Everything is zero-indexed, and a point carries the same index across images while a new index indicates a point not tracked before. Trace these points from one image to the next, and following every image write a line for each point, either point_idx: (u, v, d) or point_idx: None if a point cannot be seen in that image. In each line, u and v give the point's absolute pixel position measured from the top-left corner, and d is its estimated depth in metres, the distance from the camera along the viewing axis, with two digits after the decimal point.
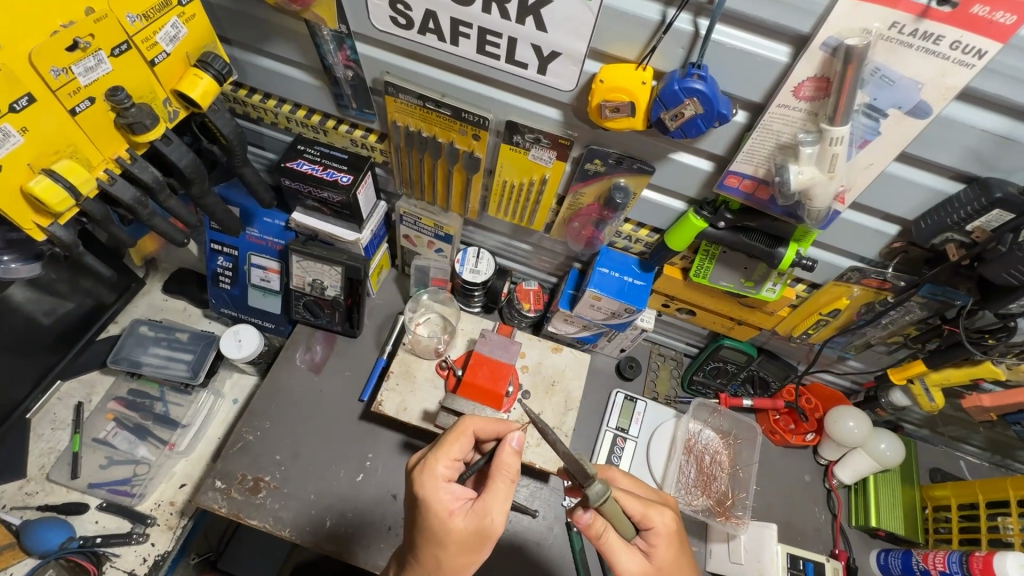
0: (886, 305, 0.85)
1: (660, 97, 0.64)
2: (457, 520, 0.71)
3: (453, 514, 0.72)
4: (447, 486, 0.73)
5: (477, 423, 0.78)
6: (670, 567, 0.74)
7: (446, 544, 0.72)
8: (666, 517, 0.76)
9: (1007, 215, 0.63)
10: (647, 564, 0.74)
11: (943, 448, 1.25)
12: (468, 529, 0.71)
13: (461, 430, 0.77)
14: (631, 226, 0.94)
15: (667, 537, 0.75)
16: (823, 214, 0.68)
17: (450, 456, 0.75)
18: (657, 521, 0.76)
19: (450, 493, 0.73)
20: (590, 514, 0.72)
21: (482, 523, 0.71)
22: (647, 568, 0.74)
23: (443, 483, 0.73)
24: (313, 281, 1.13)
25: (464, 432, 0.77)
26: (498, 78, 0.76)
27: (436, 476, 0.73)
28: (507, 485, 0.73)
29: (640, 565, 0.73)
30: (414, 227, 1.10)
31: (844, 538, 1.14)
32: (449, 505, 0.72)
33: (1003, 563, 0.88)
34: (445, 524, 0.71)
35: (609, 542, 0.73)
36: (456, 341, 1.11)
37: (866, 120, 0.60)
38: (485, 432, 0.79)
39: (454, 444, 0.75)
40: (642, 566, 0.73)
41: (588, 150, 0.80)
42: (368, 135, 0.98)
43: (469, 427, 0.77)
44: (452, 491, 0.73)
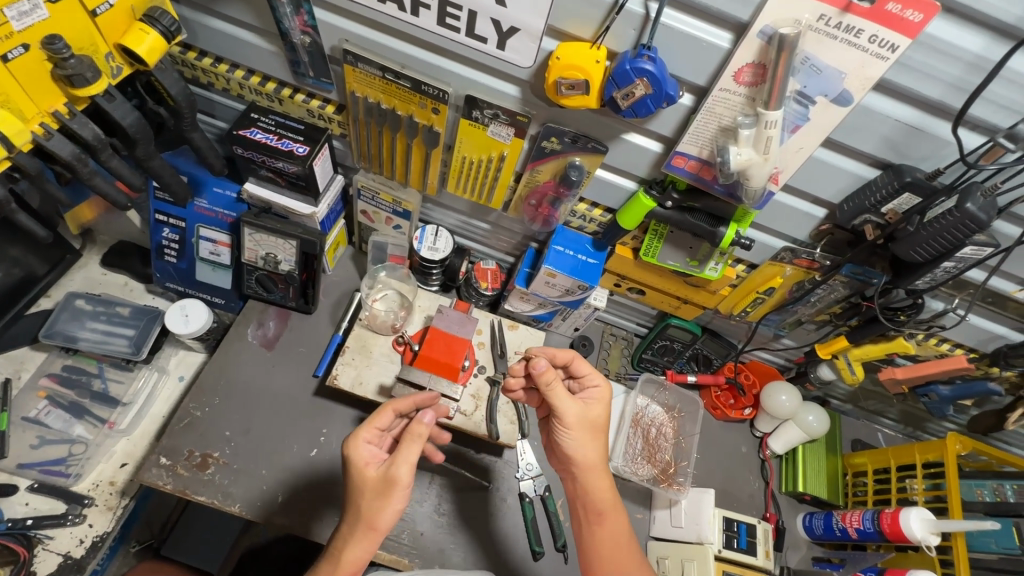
0: (814, 283, 0.92)
1: (613, 76, 0.67)
2: (372, 469, 0.78)
3: (368, 463, 0.79)
4: (366, 444, 0.80)
5: (399, 401, 0.86)
6: (591, 415, 0.88)
7: (361, 493, 0.77)
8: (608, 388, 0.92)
9: (914, 199, 0.69)
10: (590, 411, 0.89)
11: (863, 421, 1.36)
12: (380, 476, 0.76)
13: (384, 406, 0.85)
14: (585, 206, 0.98)
15: (602, 403, 0.91)
16: (759, 194, 0.74)
17: (372, 425, 0.82)
18: (598, 391, 0.91)
19: (369, 449, 0.80)
20: (545, 365, 0.83)
21: (393, 474, 0.76)
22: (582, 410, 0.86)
23: (362, 443, 0.80)
24: (267, 256, 1.11)
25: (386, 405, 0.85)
26: (458, 52, 0.77)
27: (356, 438, 0.81)
28: (414, 440, 0.76)
29: (576, 409, 0.86)
30: (372, 202, 1.10)
31: (775, 502, 1.24)
32: (366, 458, 0.79)
33: (908, 519, 0.98)
34: (360, 471, 0.78)
35: (556, 387, 0.85)
36: (413, 317, 1.12)
37: (797, 106, 0.65)
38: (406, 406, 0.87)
39: (378, 416, 0.83)
40: (576, 408, 0.86)
41: (545, 128, 0.83)
42: (326, 106, 0.97)
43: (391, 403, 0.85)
44: (373, 450, 0.81)
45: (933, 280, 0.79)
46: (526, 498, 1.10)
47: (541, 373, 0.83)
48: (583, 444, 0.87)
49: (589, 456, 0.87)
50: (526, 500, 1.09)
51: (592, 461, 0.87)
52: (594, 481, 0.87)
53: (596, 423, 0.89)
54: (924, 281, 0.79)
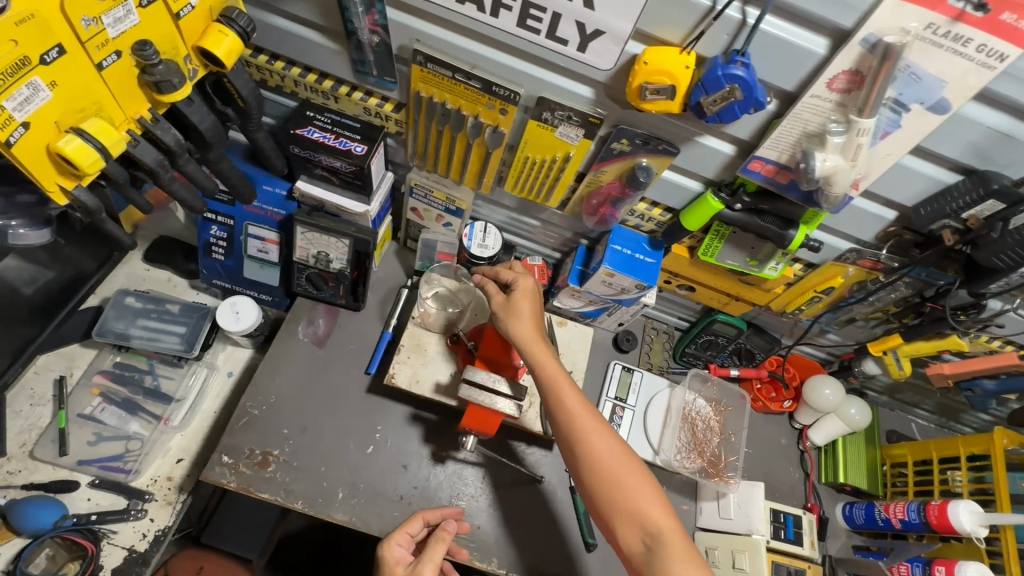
0: (877, 284, 0.92)
1: (703, 81, 0.66)
2: (401, 567, 0.89)
3: (398, 561, 0.90)
4: (397, 544, 0.91)
5: (430, 513, 0.97)
6: (515, 303, 0.95)
7: None
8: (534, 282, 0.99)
9: (999, 206, 0.70)
10: (510, 300, 0.96)
11: (899, 412, 1.39)
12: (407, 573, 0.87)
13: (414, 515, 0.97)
14: (644, 205, 0.97)
15: (529, 292, 0.97)
16: (839, 200, 0.74)
17: (401, 536, 0.93)
18: (526, 283, 0.98)
19: (398, 548, 0.91)
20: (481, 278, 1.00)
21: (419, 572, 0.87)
22: (502, 302, 0.96)
23: (394, 543, 0.92)
24: (318, 254, 1.10)
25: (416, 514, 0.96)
26: (533, 54, 0.76)
27: (390, 540, 0.92)
28: (440, 544, 0.89)
29: (499, 303, 0.96)
30: (424, 200, 1.09)
31: (815, 492, 1.27)
32: (397, 557, 0.90)
33: (958, 512, 1.00)
34: (391, 567, 0.89)
35: (489, 289, 0.98)
36: (467, 315, 1.13)
37: (890, 113, 0.65)
38: (432, 515, 0.97)
39: (409, 524, 0.94)
40: (500, 303, 0.96)
41: (617, 130, 0.82)
42: (384, 104, 0.95)
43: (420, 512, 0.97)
44: (403, 546, 0.92)
45: (1007, 286, 0.78)
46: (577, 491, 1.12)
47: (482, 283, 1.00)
48: (518, 325, 0.92)
49: (525, 335, 0.92)
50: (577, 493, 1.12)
51: (529, 341, 0.91)
52: (539, 358, 0.90)
53: (520, 308, 0.95)
54: (996, 287, 0.79)
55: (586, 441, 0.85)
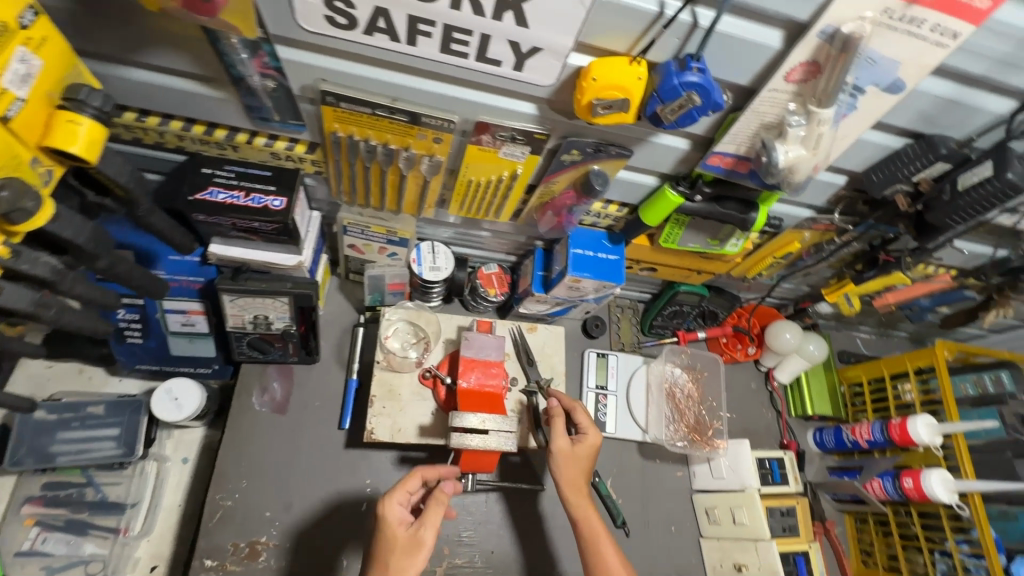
0: (833, 244, 0.94)
1: (658, 91, 0.61)
2: (402, 529, 0.81)
3: (401, 523, 0.82)
4: (401, 504, 0.83)
5: (428, 469, 0.89)
6: (578, 456, 0.99)
7: (391, 554, 0.80)
8: (597, 437, 1.01)
9: (947, 167, 0.71)
10: (569, 447, 0.98)
11: (846, 333, 1.50)
12: (410, 540, 0.81)
13: (413, 471, 0.87)
14: (600, 205, 0.92)
15: (590, 448, 1.00)
16: (801, 184, 0.72)
17: (401, 495, 0.84)
18: (589, 436, 1.01)
19: (400, 509, 0.83)
20: (553, 400, 0.99)
21: (422, 538, 0.81)
22: (566, 447, 0.97)
23: (395, 503, 0.83)
24: (255, 318, 0.98)
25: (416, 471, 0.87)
26: (463, 77, 0.66)
27: (390, 498, 0.83)
28: (440, 507, 0.84)
29: (566, 447, 0.97)
30: (361, 236, 0.99)
31: (789, 427, 1.35)
32: (399, 518, 0.82)
33: (917, 426, 1.10)
34: (392, 533, 0.81)
35: (556, 422, 0.98)
36: (435, 346, 1.06)
37: (848, 98, 0.62)
38: (431, 475, 0.89)
39: (409, 481, 0.85)
40: (563, 447, 0.97)
41: (566, 142, 0.75)
42: (294, 145, 0.82)
43: (419, 469, 0.87)
44: (403, 506, 0.83)
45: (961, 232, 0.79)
46: None
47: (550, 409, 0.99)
48: (564, 470, 0.97)
49: (569, 486, 0.97)
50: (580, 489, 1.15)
51: (574, 495, 0.97)
52: (578, 507, 0.97)
53: (580, 465, 0.98)
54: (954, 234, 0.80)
55: (609, 566, 0.93)
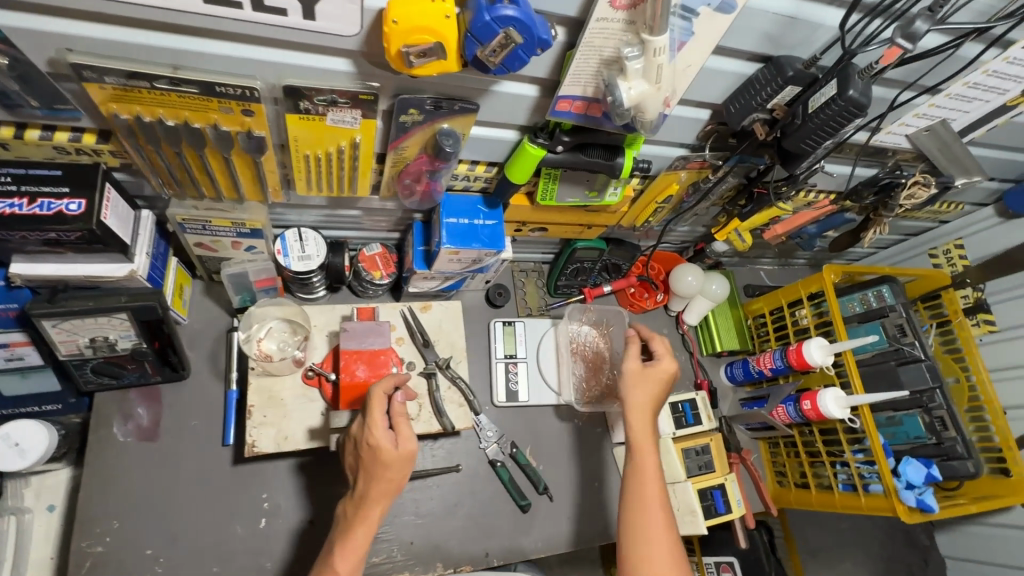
0: (708, 182, 0.92)
1: (471, 31, 0.53)
2: (394, 452, 0.79)
3: (388, 445, 0.79)
4: (383, 427, 0.79)
5: (384, 384, 0.83)
6: (645, 378, 0.99)
7: (386, 473, 0.79)
8: (671, 363, 1.01)
9: (796, 89, 0.68)
10: (640, 368, 1.00)
11: (749, 268, 1.53)
12: (402, 455, 0.80)
13: (374, 393, 0.81)
14: (466, 166, 0.85)
15: (665, 372, 1.00)
16: (655, 123, 0.67)
17: (380, 417, 0.80)
18: (663, 361, 1.01)
19: (384, 432, 0.79)
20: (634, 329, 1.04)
21: (407, 451, 0.81)
22: (638, 367, 1.00)
23: (378, 428, 0.79)
24: (92, 341, 0.85)
25: (379, 392, 0.81)
26: (251, 34, 0.56)
27: (373, 424, 0.79)
28: (408, 415, 0.83)
29: (637, 369, 1.00)
30: (204, 232, 0.86)
31: (702, 367, 1.37)
32: (386, 440, 0.79)
33: (811, 350, 1.15)
34: (385, 456, 0.79)
35: (656, 343, 1.03)
36: (315, 342, 0.97)
37: (680, 21, 0.57)
38: (387, 386, 0.84)
39: (380, 401, 0.81)
40: (636, 367, 1.00)
41: (399, 101, 0.67)
42: (80, 136, 0.69)
43: (379, 388, 0.82)
44: (384, 428, 0.80)
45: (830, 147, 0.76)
46: (498, 463, 1.12)
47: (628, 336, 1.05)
48: (637, 392, 0.97)
49: (637, 412, 0.96)
50: (498, 465, 1.12)
51: (638, 425, 0.95)
52: (641, 436, 0.94)
53: (649, 386, 0.99)
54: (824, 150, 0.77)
55: (649, 506, 0.87)
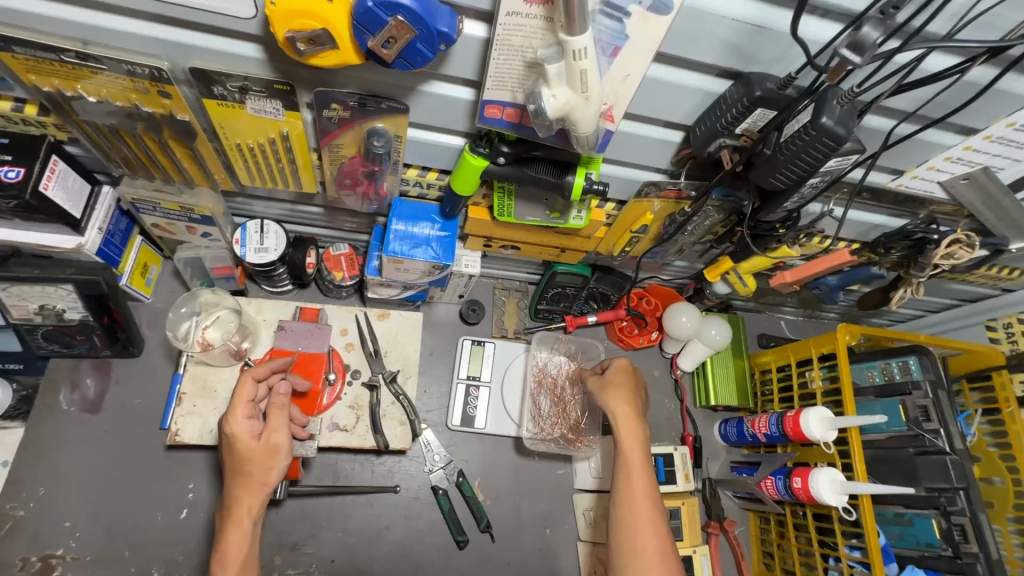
0: (686, 215, 0.81)
1: (357, 18, 0.48)
2: (257, 443, 0.69)
3: (250, 437, 0.69)
4: (243, 416, 0.70)
5: (257, 367, 0.75)
6: (605, 381, 0.95)
7: (249, 468, 0.69)
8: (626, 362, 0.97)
9: (768, 113, 0.57)
10: (600, 379, 0.96)
11: (767, 315, 1.36)
12: (268, 446, 0.70)
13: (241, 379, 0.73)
14: (416, 171, 0.80)
15: (623, 368, 0.96)
16: (593, 139, 0.59)
17: (244, 405, 0.71)
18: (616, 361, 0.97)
19: (247, 421, 0.70)
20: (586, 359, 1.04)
21: (277, 441, 0.71)
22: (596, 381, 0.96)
23: (239, 418, 0.70)
24: (42, 308, 0.87)
25: (246, 376, 0.73)
26: (152, 12, 0.54)
27: (232, 413, 0.70)
28: (287, 406, 0.73)
29: (596, 381, 0.96)
30: (158, 213, 0.87)
31: (691, 419, 1.23)
32: (247, 431, 0.70)
33: (808, 422, 0.98)
34: (246, 450, 0.69)
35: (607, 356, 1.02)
36: (260, 337, 0.94)
37: (608, 21, 0.49)
38: (263, 371, 0.76)
39: (244, 388, 0.72)
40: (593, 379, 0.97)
41: (318, 95, 0.62)
42: (23, 107, 0.70)
43: (249, 372, 0.74)
44: (248, 417, 0.71)
45: (822, 184, 0.65)
46: (440, 491, 1.04)
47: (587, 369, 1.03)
48: (614, 400, 0.91)
49: (621, 413, 0.89)
50: (440, 493, 1.04)
51: (625, 421, 0.88)
52: (628, 436, 0.86)
53: (619, 387, 0.93)
54: (815, 186, 0.65)
55: (635, 505, 0.80)
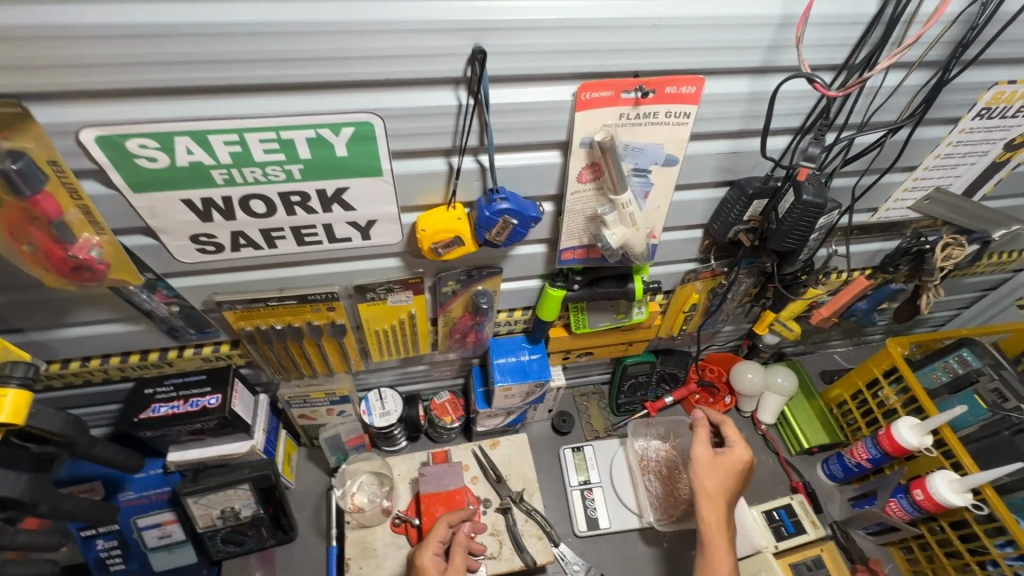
0: (724, 286, 1.00)
1: (479, 223, 0.71)
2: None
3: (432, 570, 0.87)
4: (430, 555, 0.89)
5: (452, 516, 0.95)
6: (710, 464, 0.96)
7: None
8: (745, 453, 0.97)
9: (762, 202, 0.79)
10: (709, 457, 0.97)
11: (819, 353, 1.48)
12: None
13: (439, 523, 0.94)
14: (505, 313, 1.01)
15: (734, 462, 0.96)
16: (645, 253, 0.80)
17: (433, 547, 0.90)
18: (735, 451, 0.97)
19: (432, 559, 0.89)
20: (702, 414, 1.03)
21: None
22: (707, 453, 0.97)
23: (427, 556, 0.89)
24: (223, 511, 1.01)
25: (442, 522, 0.94)
26: (331, 257, 0.78)
27: (424, 550, 0.89)
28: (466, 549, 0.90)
29: (707, 454, 0.97)
30: (305, 404, 1.06)
31: (794, 469, 1.28)
32: (431, 565, 0.87)
33: (899, 432, 1.07)
34: None
35: (726, 428, 1.01)
36: (399, 490, 1.07)
37: (638, 179, 0.73)
38: (455, 518, 0.96)
39: (438, 531, 0.92)
40: (704, 452, 0.97)
41: (439, 277, 0.86)
42: (220, 347, 0.93)
43: (445, 518, 0.94)
44: (432, 556, 0.89)
45: (821, 235, 0.85)
46: None
47: (696, 420, 1.02)
48: (707, 485, 0.94)
49: (709, 502, 0.93)
50: None
51: (712, 507, 0.92)
52: (711, 527, 0.91)
53: (720, 478, 0.95)
54: (816, 238, 0.86)
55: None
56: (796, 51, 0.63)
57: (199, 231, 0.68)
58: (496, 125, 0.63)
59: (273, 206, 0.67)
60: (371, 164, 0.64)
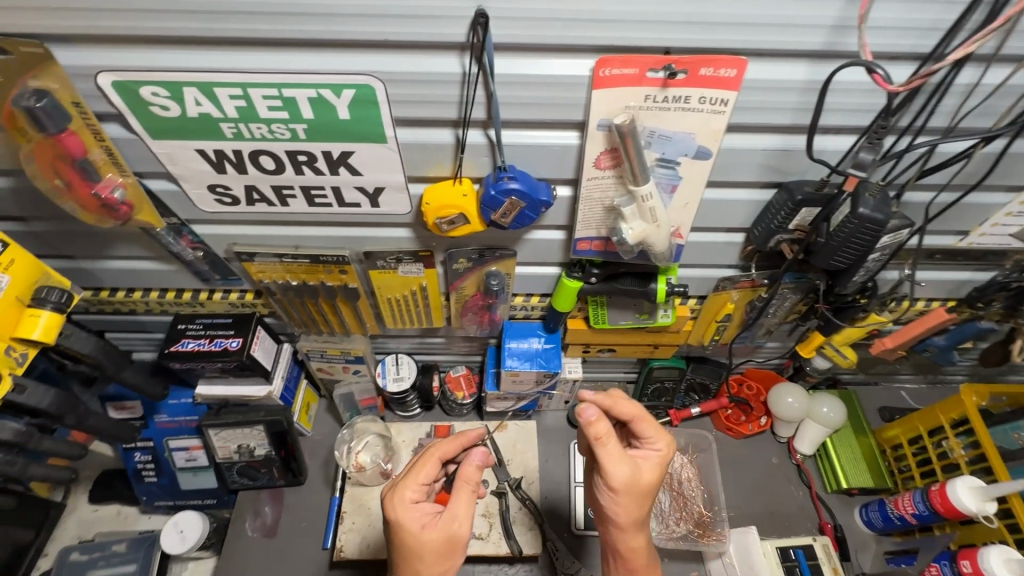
0: (764, 299, 0.90)
1: (484, 201, 0.67)
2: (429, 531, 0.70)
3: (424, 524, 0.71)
4: (416, 506, 0.72)
5: (443, 446, 0.78)
6: (630, 489, 0.73)
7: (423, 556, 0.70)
8: (664, 448, 0.77)
9: (813, 210, 0.69)
10: (629, 478, 0.72)
11: (882, 387, 1.31)
12: (444, 535, 0.70)
13: (427, 456, 0.76)
14: (522, 298, 0.97)
15: (659, 467, 0.76)
16: (667, 253, 0.73)
17: (419, 480, 0.74)
18: (653, 451, 0.77)
19: (420, 510, 0.72)
20: (594, 413, 0.70)
21: (455, 530, 0.71)
22: (627, 477, 0.72)
23: (410, 505, 0.72)
24: (239, 447, 1.09)
25: (431, 456, 0.76)
26: (342, 221, 0.78)
27: (406, 485, 0.73)
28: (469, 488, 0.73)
29: (627, 477, 0.72)
30: (323, 359, 1.09)
31: (825, 506, 1.16)
32: (421, 518, 0.71)
33: (954, 491, 0.93)
34: (418, 538, 0.70)
35: (640, 426, 0.78)
36: (401, 455, 1.11)
37: (664, 170, 0.66)
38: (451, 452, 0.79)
39: (427, 466, 0.74)
40: (626, 479, 0.72)
41: (449, 253, 0.83)
42: (245, 295, 0.98)
43: (435, 452, 0.77)
44: (420, 507, 0.72)
45: (884, 255, 0.73)
46: None
47: (597, 428, 0.71)
48: (622, 514, 0.75)
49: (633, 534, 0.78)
50: None
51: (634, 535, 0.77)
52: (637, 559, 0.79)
53: (639, 499, 0.75)
54: (878, 259, 0.74)
55: None
56: (859, 35, 0.53)
57: (215, 182, 0.70)
58: (505, 98, 0.59)
59: (281, 164, 0.67)
60: (373, 129, 0.62)
